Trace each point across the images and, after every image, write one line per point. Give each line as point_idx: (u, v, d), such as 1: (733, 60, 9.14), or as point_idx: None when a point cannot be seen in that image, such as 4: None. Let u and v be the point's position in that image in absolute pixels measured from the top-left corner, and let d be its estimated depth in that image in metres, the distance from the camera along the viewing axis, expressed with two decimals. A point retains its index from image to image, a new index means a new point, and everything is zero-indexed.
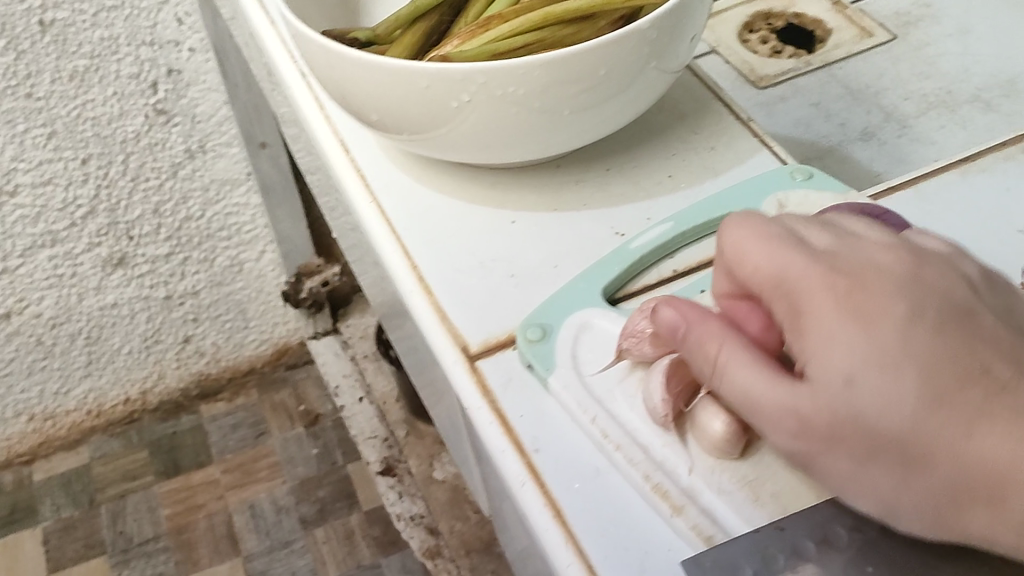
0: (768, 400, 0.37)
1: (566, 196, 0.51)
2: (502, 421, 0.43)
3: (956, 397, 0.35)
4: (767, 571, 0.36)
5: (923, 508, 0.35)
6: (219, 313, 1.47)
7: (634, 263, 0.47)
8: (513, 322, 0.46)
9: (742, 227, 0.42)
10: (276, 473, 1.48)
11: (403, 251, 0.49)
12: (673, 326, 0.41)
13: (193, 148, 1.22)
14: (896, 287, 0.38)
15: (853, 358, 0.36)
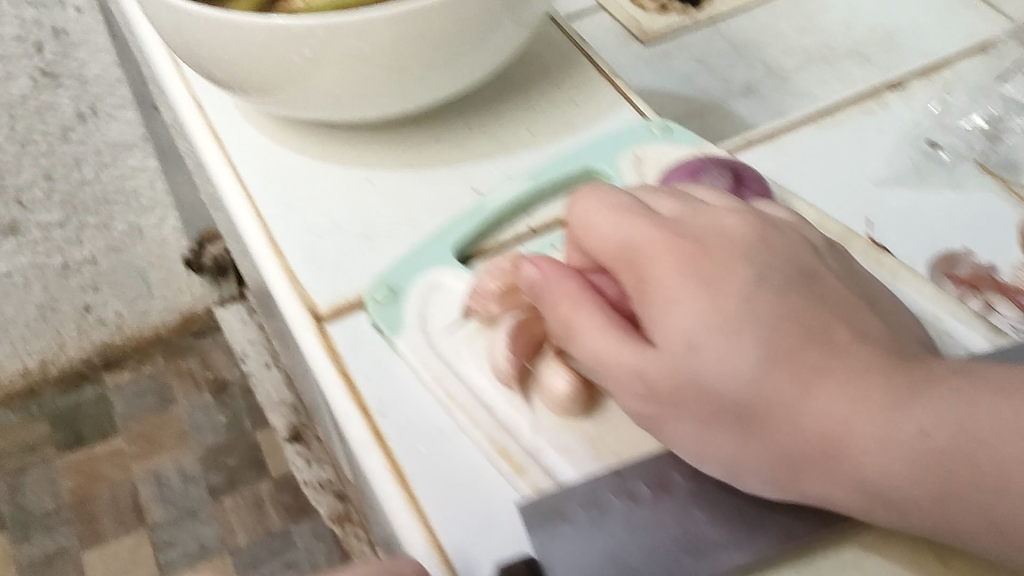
0: (615, 364, 0.36)
1: (424, 153, 0.50)
2: (348, 383, 0.42)
3: (797, 356, 0.34)
4: (599, 514, 0.36)
5: (764, 471, 0.34)
6: (122, 281, 1.43)
7: (488, 222, 0.47)
8: (364, 282, 0.45)
9: (593, 195, 0.40)
10: (181, 442, 1.28)
11: (255, 213, 0.48)
12: (533, 285, 0.39)
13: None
14: (736, 253, 0.37)
15: (695, 321, 0.35)
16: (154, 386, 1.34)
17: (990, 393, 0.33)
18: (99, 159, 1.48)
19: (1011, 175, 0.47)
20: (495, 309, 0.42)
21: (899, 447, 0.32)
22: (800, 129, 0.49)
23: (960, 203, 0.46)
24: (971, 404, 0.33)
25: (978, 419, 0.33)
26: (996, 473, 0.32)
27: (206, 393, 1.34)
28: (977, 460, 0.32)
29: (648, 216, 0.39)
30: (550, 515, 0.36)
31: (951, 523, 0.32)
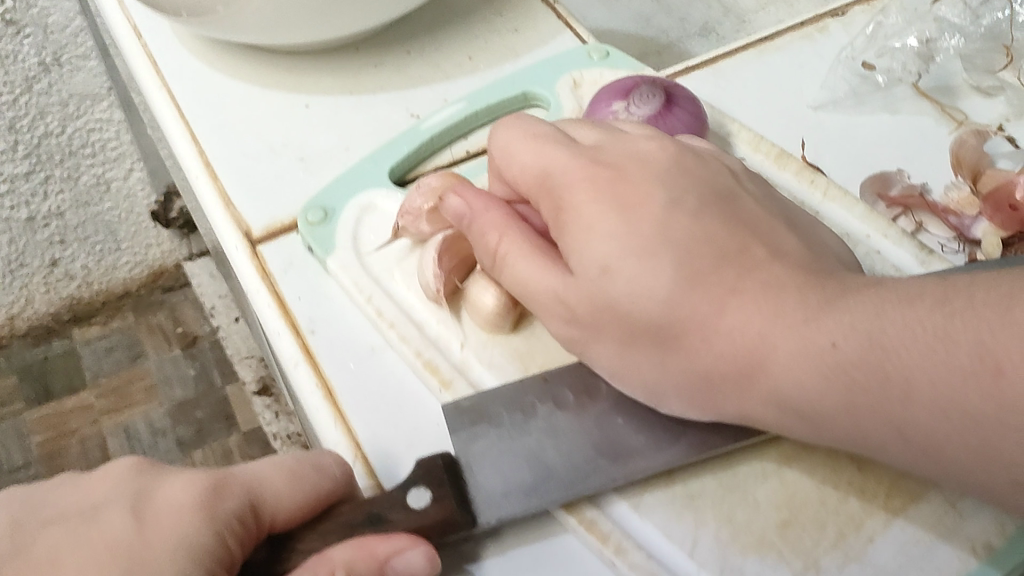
0: (540, 290, 0.36)
1: (363, 78, 0.50)
2: (279, 302, 0.41)
3: (709, 277, 0.33)
4: (523, 419, 0.36)
5: (682, 390, 0.34)
6: (89, 235, 1.14)
7: (423, 146, 0.46)
8: (299, 204, 0.45)
9: (510, 128, 0.39)
10: (153, 396, 1.18)
11: (191, 137, 0.47)
12: (458, 213, 0.39)
13: (47, 62, 0.96)
14: (655, 173, 0.37)
15: (612, 243, 0.34)
16: (123, 340, 1.23)
17: (898, 301, 0.31)
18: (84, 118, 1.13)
19: (947, 100, 0.47)
20: (424, 227, 0.42)
21: (809, 359, 0.31)
22: (739, 55, 0.49)
23: (898, 127, 0.45)
24: (879, 312, 0.31)
25: (887, 327, 0.30)
26: (901, 381, 0.29)
27: (175, 347, 1.23)
28: (882, 368, 0.30)
29: (569, 143, 0.38)
30: (474, 422, 0.36)
31: (864, 434, 0.31)
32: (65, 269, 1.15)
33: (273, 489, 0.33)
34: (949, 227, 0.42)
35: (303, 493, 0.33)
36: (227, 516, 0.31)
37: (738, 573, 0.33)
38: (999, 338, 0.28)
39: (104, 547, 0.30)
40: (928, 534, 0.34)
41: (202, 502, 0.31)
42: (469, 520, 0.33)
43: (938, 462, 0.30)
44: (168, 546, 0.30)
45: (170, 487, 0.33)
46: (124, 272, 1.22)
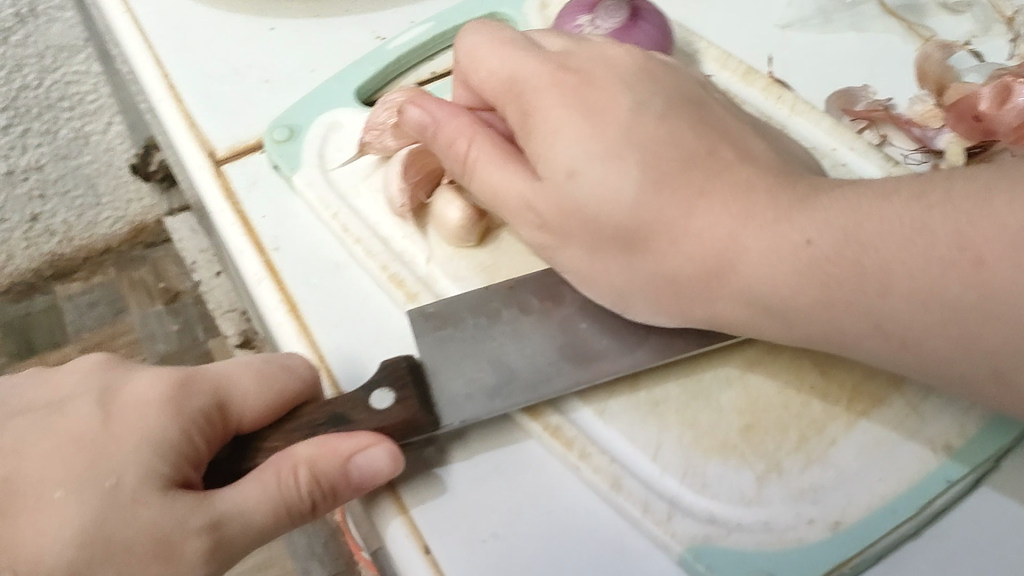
0: (508, 194, 0.36)
1: (328, 1, 0.50)
2: (243, 221, 0.41)
3: (679, 179, 0.33)
4: (489, 324, 0.36)
5: (653, 294, 0.34)
6: (66, 188, 1.07)
7: (389, 66, 0.46)
8: (263, 125, 0.45)
9: (480, 32, 0.38)
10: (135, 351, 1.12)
11: (155, 60, 0.47)
12: (419, 127, 0.38)
13: (22, 12, 0.88)
14: (621, 79, 0.36)
15: (578, 146, 0.33)
16: (106, 296, 1.18)
17: (874, 197, 0.30)
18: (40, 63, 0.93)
19: (913, 17, 0.46)
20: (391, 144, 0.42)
21: (783, 256, 0.31)
22: None
23: (862, 44, 0.45)
24: (856, 207, 0.30)
25: (863, 222, 0.30)
26: (878, 273, 0.29)
27: (158, 302, 1.17)
28: (857, 260, 0.29)
29: (532, 47, 0.38)
30: (441, 325, 0.35)
31: (840, 328, 0.30)
32: (48, 223, 1.09)
33: (239, 387, 0.32)
34: (913, 139, 0.42)
35: (271, 393, 0.32)
36: (194, 412, 0.30)
37: (700, 474, 0.33)
38: (981, 228, 0.27)
39: (69, 437, 0.30)
40: (890, 436, 0.34)
41: (168, 396, 0.31)
42: (431, 421, 0.33)
43: (919, 355, 0.29)
44: (132, 440, 0.30)
45: (139, 381, 0.32)
46: (105, 228, 1.15)
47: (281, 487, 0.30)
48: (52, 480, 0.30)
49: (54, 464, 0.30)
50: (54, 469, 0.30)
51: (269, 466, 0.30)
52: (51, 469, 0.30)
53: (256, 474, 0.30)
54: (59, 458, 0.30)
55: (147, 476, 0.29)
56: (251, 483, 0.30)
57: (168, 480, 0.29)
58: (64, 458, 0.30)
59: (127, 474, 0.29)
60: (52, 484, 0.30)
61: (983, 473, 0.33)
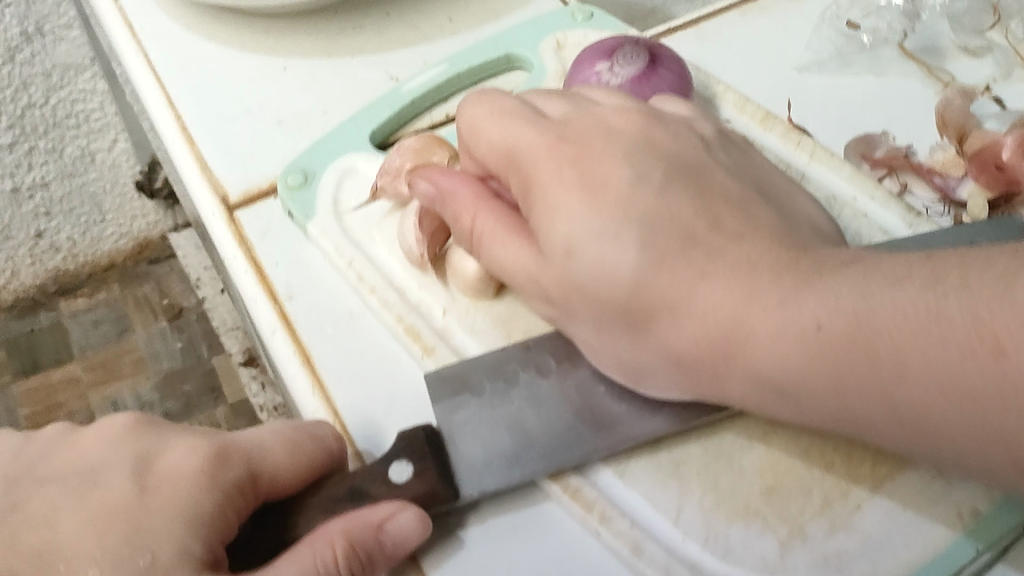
0: (515, 266, 0.36)
1: (341, 40, 0.49)
2: (257, 269, 0.41)
3: (679, 257, 0.33)
4: (506, 385, 0.35)
5: (663, 369, 0.33)
6: (73, 207, 1.06)
7: (406, 108, 0.46)
8: (276, 168, 0.44)
9: (480, 103, 0.38)
10: (142, 368, 1.07)
11: (168, 99, 0.47)
12: (427, 197, 0.38)
13: (29, 31, 0.89)
14: (617, 148, 0.36)
15: (581, 224, 0.33)
16: (111, 314, 1.12)
17: (884, 281, 0.29)
18: (46, 81, 0.93)
19: (933, 61, 0.46)
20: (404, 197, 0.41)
21: (793, 337, 0.30)
22: (723, 17, 0.48)
23: (881, 89, 0.45)
24: (865, 292, 0.29)
25: (875, 307, 0.29)
26: (892, 359, 0.28)
27: (162, 320, 1.11)
28: (869, 346, 0.29)
29: (537, 115, 0.38)
30: (456, 389, 0.35)
31: (852, 409, 0.30)
32: (51, 240, 1.07)
33: (271, 456, 0.32)
34: (933, 188, 0.41)
35: (302, 463, 0.32)
36: (229, 485, 0.30)
37: (722, 540, 0.32)
38: (1001, 314, 0.26)
39: (102, 511, 0.30)
40: (911, 504, 0.33)
41: (202, 469, 0.30)
42: (451, 492, 0.32)
43: (933, 441, 0.28)
44: (168, 516, 0.29)
45: (170, 451, 0.32)
46: (110, 244, 1.12)
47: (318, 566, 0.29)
48: (85, 554, 0.29)
49: (87, 537, 0.30)
50: (88, 544, 0.29)
51: (302, 548, 0.30)
52: (84, 544, 0.29)
53: (290, 556, 0.30)
54: (91, 529, 0.30)
55: (184, 554, 0.29)
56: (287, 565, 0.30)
57: (204, 559, 0.29)
58: (97, 532, 0.29)
59: (163, 552, 0.29)
60: (87, 560, 0.29)
61: (1002, 547, 0.32)
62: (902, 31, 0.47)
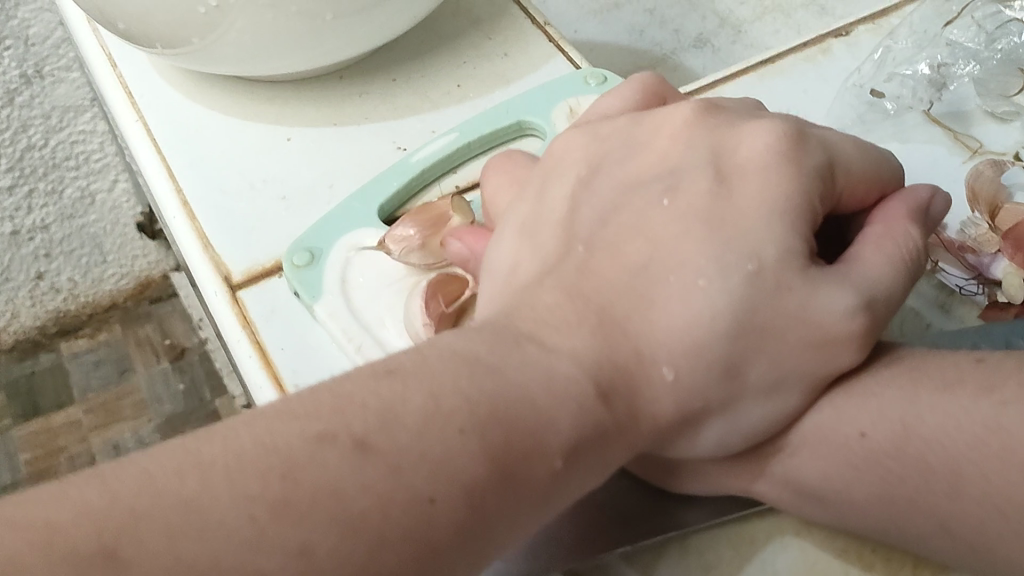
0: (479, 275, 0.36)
1: (346, 109, 0.48)
2: (261, 352, 0.39)
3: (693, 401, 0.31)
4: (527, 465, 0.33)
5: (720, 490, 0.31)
6: (74, 248, 1.00)
7: (415, 180, 0.44)
8: (282, 247, 0.43)
9: (500, 172, 0.37)
10: (142, 411, 1.06)
11: (169, 173, 0.46)
12: (460, 257, 0.38)
13: (28, 73, 0.87)
14: None
15: None
16: (112, 354, 1.09)
17: (934, 386, 0.29)
18: (46, 124, 0.90)
19: (959, 126, 0.44)
20: (409, 244, 0.40)
21: (833, 449, 0.29)
22: (740, 80, 0.46)
23: (906, 156, 0.43)
24: (915, 397, 0.28)
25: (924, 415, 0.28)
26: (947, 476, 0.27)
27: (164, 361, 1.10)
28: (921, 458, 0.28)
29: (564, 131, 0.35)
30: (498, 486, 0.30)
31: (900, 529, 0.28)
32: (52, 282, 1.01)
33: (768, 154, 0.30)
34: (965, 266, 0.38)
35: (870, 163, 0.32)
36: (816, 169, 0.30)
37: None
38: None
39: (640, 266, 0.28)
40: None
41: (783, 154, 0.30)
42: None
43: (989, 563, 0.27)
44: (771, 206, 0.28)
45: (749, 142, 0.31)
46: (111, 284, 1.07)
47: (908, 247, 0.30)
48: (692, 265, 0.28)
49: (684, 246, 0.28)
50: (683, 238, 0.28)
51: (878, 234, 0.30)
52: (678, 243, 0.28)
53: (872, 244, 0.30)
54: (673, 225, 0.29)
55: (712, 316, 0.27)
56: (884, 247, 0.30)
57: (730, 282, 0.27)
58: (688, 235, 0.28)
59: (756, 228, 0.28)
60: (694, 270, 0.28)
61: None
62: (928, 98, 0.46)
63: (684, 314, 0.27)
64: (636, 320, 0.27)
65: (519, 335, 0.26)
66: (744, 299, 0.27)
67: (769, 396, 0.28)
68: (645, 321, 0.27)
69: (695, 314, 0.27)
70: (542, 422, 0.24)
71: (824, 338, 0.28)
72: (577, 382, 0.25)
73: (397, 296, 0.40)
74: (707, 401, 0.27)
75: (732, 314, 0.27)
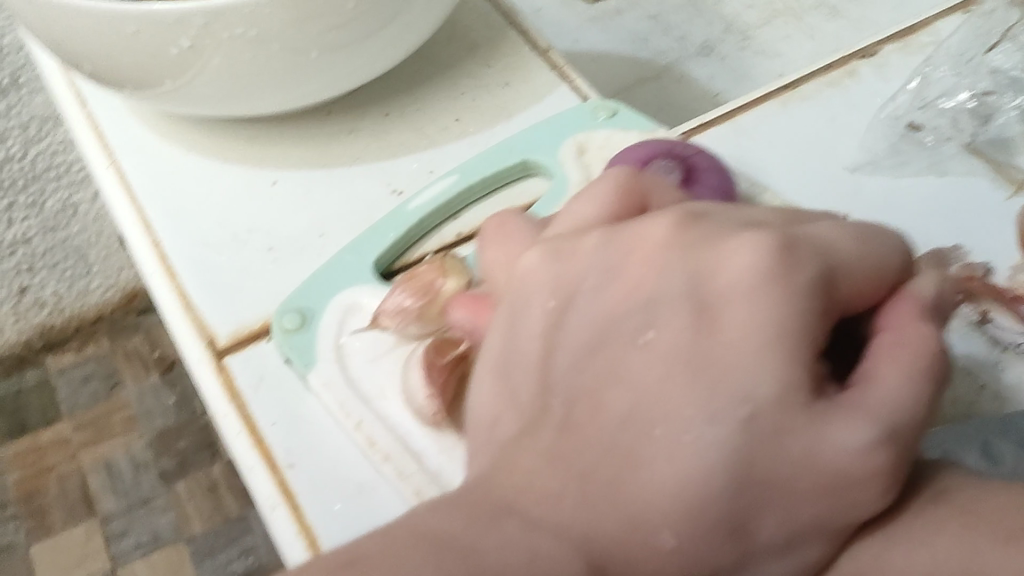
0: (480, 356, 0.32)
1: (335, 148, 0.44)
2: (252, 431, 0.36)
3: None
4: None
5: None
6: None
7: (411, 230, 0.40)
8: (269, 306, 0.39)
9: (499, 238, 0.33)
10: (132, 426, 1.02)
11: (145, 226, 0.42)
12: (463, 329, 0.33)
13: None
14: None
15: None
16: (101, 369, 1.05)
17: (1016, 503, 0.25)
18: None
19: (1002, 156, 0.40)
20: (403, 317, 0.37)
21: None
22: (761, 107, 0.44)
23: (946, 190, 0.39)
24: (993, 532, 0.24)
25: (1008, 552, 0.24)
26: None
27: (154, 374, 1.05)
28: None
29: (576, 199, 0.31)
30: None
31: None
32: (51, 291, 1.03)
33: (756, 266, 0.25)
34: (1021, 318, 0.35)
35: (875, 253, 0.28)
36: (816, 281, 0.26)
37: None
38: None
39: (624, 420, 0.25)
40: None
41: (772, 273, 0.25)
42: None
43: None
44: (759, 336, 0.24)
45: (728, 254, 0.26)
46: (98, 295, 1.06)
47: (930, 351, 0.26)
48: (677, 415, 0.24)
49: (668, 395, 0.24)
50: (665, 386, 0.25)
51: (890, 344, 0.26)
52: (656, 392, 0.25)
53: (884, 356, 0.26)
54: (656, 370, 0.25)
55: (709, 477, 0.23)
56: (899, 359, 0.25)
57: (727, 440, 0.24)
58: (669, 383, 0.25)
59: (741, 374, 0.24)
60: (678, 422, 0.24)
61: None
62: (970, 130, 0.42)
63: (676, 478, 0.23)
64: (625, 484, 0.24)
65: (498, 509, 0.24)
66: (743, 453, 0.23)
67: (786, 555, 0.24)
68: (635, 484, 0.24)
69: (685, 473, 0.23)
70: None
71: (836, 481, 0.24)
72: (562, 562, 0.22)
73: (396, 361, 0.37)
74: (716, 565, 0.24)
75: (728, 468, 0.23)
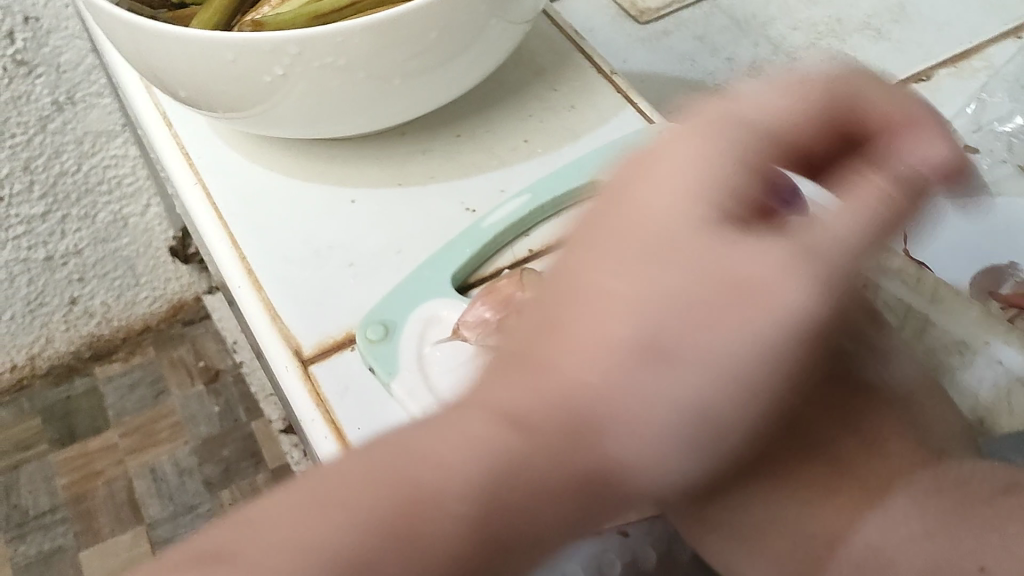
0: None
1: (410, 168, 0.47)
2: (338, 436, 0.37)
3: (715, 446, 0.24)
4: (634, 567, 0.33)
5: None
6: (108, 270, 1.00)
7: (487, 245, 0.43)
8: (352, 317, 0.41)
9: None
10: (179, 433, 1.05)
11: (230, 240, 0.44)
12: None
13: (60, 100, 0.83)
14: None
15: None
16: (148, 376, 1.10)
17: None
18: (77, 150, 0.87)
19: None
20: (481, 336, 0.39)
21: None
22: None
23: None
24: None
25: None
26: None
27: (198, 383, 1.09)
28: None
29: None
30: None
31: None
32: (85, 305, 1.01)
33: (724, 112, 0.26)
34: None
35: (869, 104, 0.26)
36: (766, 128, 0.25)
37: None
38: None
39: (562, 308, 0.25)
40: None
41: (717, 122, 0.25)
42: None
43: None
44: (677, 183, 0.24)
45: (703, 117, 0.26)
46: (144, 307, 1.07)
47: (895, 179, 0.23)
48: (601, 280, 0.25)
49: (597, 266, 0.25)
50: (592, 256, 0.25)
51: (856, 181, 0.24)
52: (585, 268, 0.25)
53: (849, 187, 0.23)
54: (586, 247, 0.26)
55: (635, 332, 0.23)
56: (859, 187, 0.23)
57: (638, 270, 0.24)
58: (598, 251, 0.25)
59: (703, 352, 0.23)
60: (600, 284, 0.25)
61: None
62: None
63: (596, 337, 0.24)
64: (553, 360, 0.24)
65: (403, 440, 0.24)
66: (671, 286, 0.23)
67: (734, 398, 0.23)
68: (559, 359, 0.24)
69: (599, 335, 0.24)
70: (432, 491, 0.23)
71: (743, 292, 0.22)
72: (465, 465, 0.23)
73: None
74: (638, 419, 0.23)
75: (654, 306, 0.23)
